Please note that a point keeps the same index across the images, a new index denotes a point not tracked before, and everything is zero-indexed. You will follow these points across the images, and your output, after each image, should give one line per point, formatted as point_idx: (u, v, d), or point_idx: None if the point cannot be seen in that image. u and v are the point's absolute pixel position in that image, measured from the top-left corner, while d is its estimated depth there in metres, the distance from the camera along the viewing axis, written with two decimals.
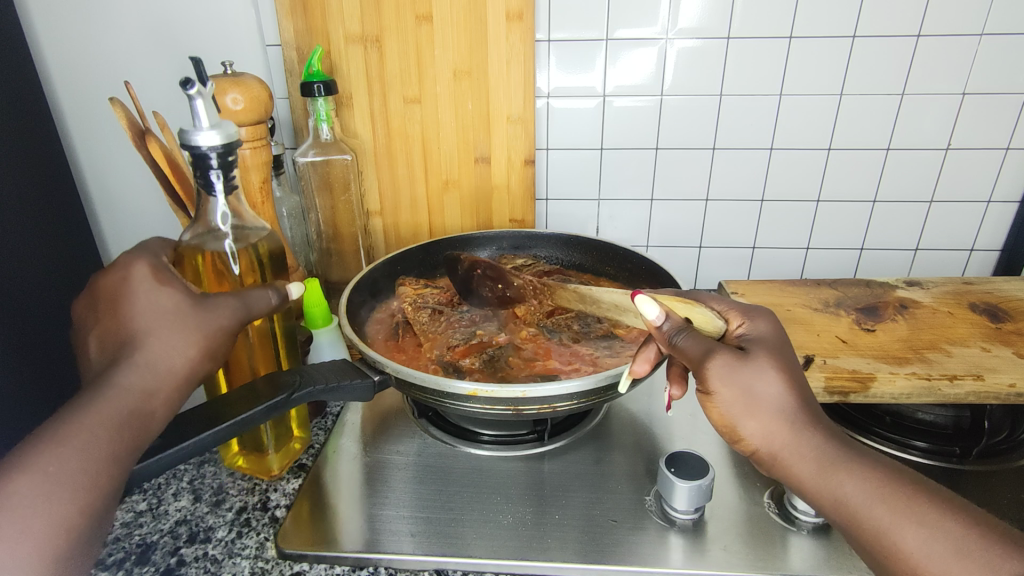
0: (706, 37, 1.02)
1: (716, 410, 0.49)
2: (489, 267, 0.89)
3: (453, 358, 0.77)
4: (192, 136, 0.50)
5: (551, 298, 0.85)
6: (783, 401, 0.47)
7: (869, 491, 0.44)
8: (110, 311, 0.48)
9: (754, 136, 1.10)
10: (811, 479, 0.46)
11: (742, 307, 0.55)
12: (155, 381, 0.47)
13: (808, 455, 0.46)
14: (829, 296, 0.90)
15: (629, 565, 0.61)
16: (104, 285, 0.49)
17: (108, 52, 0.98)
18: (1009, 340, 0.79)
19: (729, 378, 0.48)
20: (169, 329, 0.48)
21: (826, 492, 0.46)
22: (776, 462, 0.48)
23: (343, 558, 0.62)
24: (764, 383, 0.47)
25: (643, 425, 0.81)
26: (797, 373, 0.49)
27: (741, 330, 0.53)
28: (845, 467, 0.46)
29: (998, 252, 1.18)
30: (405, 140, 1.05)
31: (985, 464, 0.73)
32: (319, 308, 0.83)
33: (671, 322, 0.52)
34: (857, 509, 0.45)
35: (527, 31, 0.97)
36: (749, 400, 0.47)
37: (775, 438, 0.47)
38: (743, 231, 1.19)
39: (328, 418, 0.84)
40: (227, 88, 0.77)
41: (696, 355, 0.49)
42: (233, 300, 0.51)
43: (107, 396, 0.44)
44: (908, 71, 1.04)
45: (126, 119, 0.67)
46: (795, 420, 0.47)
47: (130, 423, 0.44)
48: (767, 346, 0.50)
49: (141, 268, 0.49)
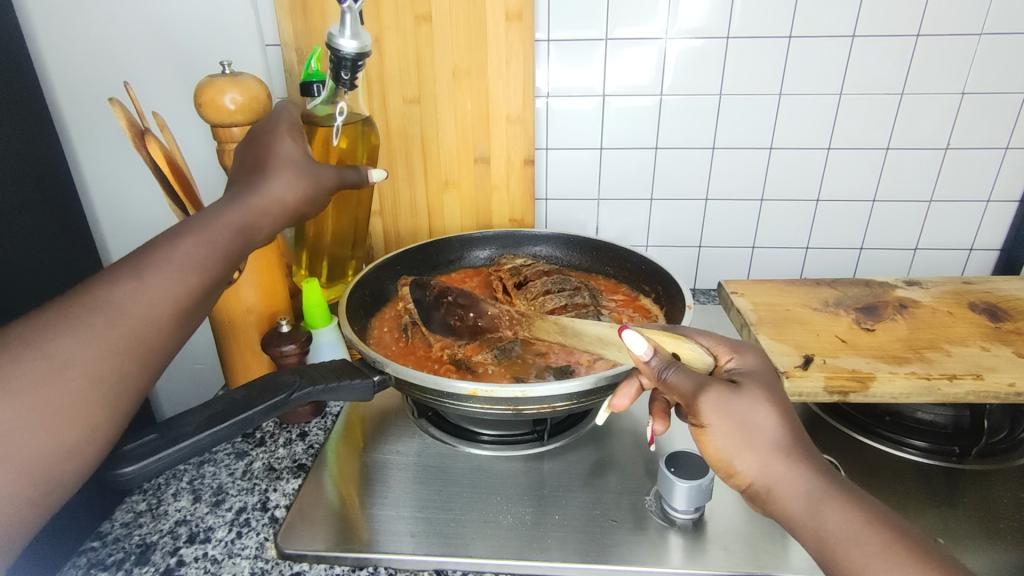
0: (707, 37, 1.02)
1: (710, 445, 0.46)
2: (461, 295, 0.85)
3: (466, 355, 0.78)
4: (337, 39, 0.70)
5: (529, 329, 0.76)
6: (779, 436, 0.45)
7: (854, 527, 0.41)
8: (246, 148, 0.54)
9: (754, 136, 1.10)
10: (798, 510, 0.43)
11: (732, 342, 0.53)
12: (266, 210, 0.49)
13: (800, 489, 0.43)
14: (828, 296, 0.90)
15: (629, 565, 0.61)
16: (256, 131, 0.55)
17: (106, 49, 0.97)
18: (1009, 339, 0.79)
19: (723, 411, 0.45)
20: (284, 169, 0.51)
21: (809, 526, 0.43)
22: (769, 498, 0.44)
23: (342, 558, 0.62)
24: (756, 416, 0.45)
25: (644, 426, 0.81)
26: (791, 408, 0.47)
27: (730, 364, 0.52)
28: (836, 504, 0.42)
29: (998, 252, 1.17)
30: (405, 140, 1.05)
31: (985, 463, 0.74)
32: (320, 308, 0.83)
33: (660, 357, 0.50)
34: (835, 544, 0.41)
35: (527, 31, 0.97)
36: (744, 433, 0.45)
37: (770, 471, 0.44)
38: (743, 231, 1.19)
39: (327, 419, 0.84)
40: (226, 89, 0.75)
41: (688, 390, 0.47)
42: (333, 172, 0.55)
43: (216, 219, 0.46)
44: (908, 70, 1.04)
45: (127, 119, 0.66)
46: (789, 453, 0.44)
47: (240, 237, 0.47)
48: (758, 379, 0.48)
49: (281, 124, 0.56)
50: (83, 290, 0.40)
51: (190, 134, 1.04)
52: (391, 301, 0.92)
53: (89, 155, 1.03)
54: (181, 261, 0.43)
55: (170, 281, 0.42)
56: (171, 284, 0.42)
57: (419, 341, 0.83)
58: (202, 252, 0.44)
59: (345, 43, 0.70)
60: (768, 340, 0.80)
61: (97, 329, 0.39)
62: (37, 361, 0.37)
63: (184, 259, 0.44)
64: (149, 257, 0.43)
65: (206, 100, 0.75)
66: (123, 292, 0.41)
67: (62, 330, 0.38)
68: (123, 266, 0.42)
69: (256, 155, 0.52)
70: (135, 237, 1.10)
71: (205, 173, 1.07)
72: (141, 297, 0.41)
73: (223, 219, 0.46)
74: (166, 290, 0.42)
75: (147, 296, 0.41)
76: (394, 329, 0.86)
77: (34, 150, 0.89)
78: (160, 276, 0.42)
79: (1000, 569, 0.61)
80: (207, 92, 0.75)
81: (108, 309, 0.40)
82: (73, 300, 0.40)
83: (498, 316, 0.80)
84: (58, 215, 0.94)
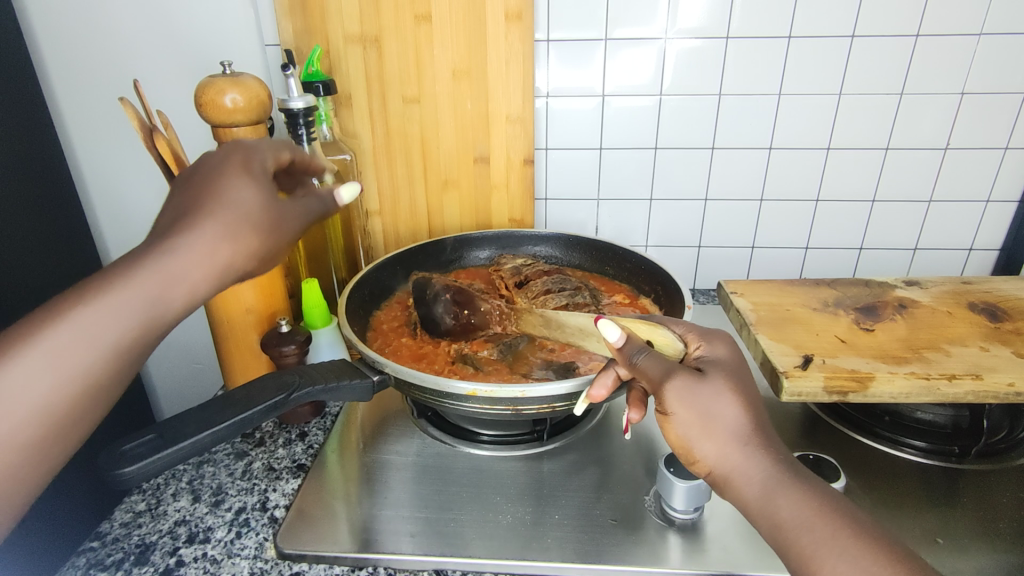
0: (706, 37, 1.02)
1: (673, 432, 0.47)
2: (457, 292, 0.82)
3: (471, 350, 0.79)
4: (289, 102, 0.83)
5: (516, 322, 0.83)
6: (738, 425, 0.45)
7: (806, 516, 0.42)
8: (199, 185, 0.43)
9: (754, 136, 1.10)
10: (753, 499, 0.44)
11: (701, 330, 0.54)
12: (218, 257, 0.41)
13: (755, 477, 0.44)
14: (828, 296, 0.90)
15: (629, 565, 0.61)
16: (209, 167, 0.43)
17: (106, 50, 0.97)
18: (1008, 339, 0.79)
19: (687, 400, 0.46)
20: (222, 218, 0.41)
21: (762, 513, 0.44)
22: (726, 485, 0.45)
23: (342, 558, 0.62)
24: (719, 405, 0.46)
25: (643, 426, 0.81)
26: (757, 398, 0.47)
27: (698, 351, 0.52)
28: (789, 493, 0.43)
29: (997, 252, 1.18)
30: (404, 140, 1.05)
31: (985, 463, 0.74)
32: (319, 308, 0.83)
33: (632, 344, 0.51)
34: (790, 532, 0.42)
35: (527, 30, 0.97)
36: (705, 422, 0.45)
37: (728, 459, 0.45)
38: (743, 231, 1.19)
39: (327, 419, 0.84)
40: (226, 89, 0.75)
41: (655, 375, 0.48)
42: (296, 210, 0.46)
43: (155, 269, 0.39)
44: (908, 69, 1.04)
45: (137, 119, 0.66)
46: (748, 442, 0.45)
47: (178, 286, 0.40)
48: (725, 368, 0.48)
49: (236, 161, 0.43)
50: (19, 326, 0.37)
51: (190, 133, 1.04)
52: (395, 297, 0.93)
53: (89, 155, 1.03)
54: (114, 306, 0.38)
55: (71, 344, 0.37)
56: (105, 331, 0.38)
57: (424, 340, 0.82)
58: (139, 300, 0.39)
59: (297, 102, 0.83)
60: (768, 340, 0.80)
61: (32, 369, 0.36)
62: None
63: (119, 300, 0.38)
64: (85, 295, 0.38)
65: (206, 101, 0.75)
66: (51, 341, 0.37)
67: None
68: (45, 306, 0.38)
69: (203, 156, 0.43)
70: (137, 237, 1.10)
71: None
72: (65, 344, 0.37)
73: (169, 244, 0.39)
74: (86, 342, 0.38)
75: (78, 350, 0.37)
76: (398, 328, 0.86)
77: (34, 150, 0.89)
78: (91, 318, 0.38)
79: (1000, 569, 0.61)
80: (207, 92, 0.75)
81: (43, 348, 0.37)
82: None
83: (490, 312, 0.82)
84: (59, 216, 0.94)
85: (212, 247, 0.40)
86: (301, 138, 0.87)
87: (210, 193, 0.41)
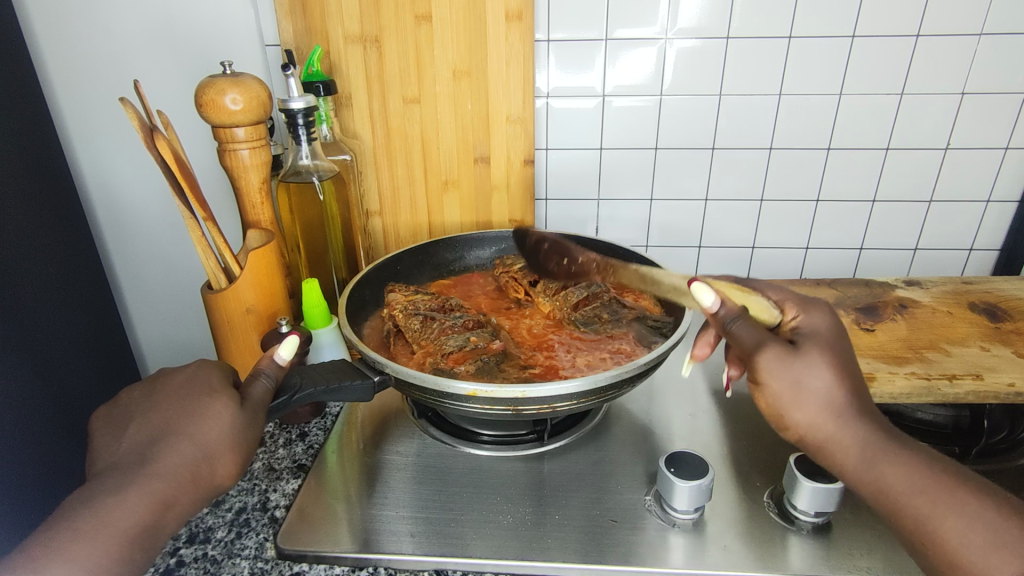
0: (706, 37, 1.02)
1: (764, 400, 0.49)
2: (555, 243, 0.92)
3: (447, 366, 0.75)
4: (288, 101, 0.83)
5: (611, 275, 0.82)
6: (830, 395, 0.47)
7: (912, 482, 0.46)
8: (172, 396, 0.53)
9: (754, 135, 1.10)
10: (851, 464, 0.48)
11: (800, 298, 0.54)
12: (216, 451, 0.50)
13: (852, 447, 0.47)
14: (828, 296, 0.90)
15: (629, 565, 0.61)
16: (173, 381, 0.54)
17: (107, 50, 0.97)
18: (1009, 339, 0.79)
19: (779, 370, 0.47)
20: (217, 420, 0.51)
21: (870, 482, 0.48)
22: (821, 451, 0.49)
23: (342, 558, 0.62)
24: (813, 378, 0.47)
25: (643, 425, 0.81)
26: (852, 368, 0.48)
27: (796, 321, 0.52)
28: (890, 460, 0.47)
29: (997, 252, 1.18)
30: (404, 139, 1.05)
31: (985, 464, 0.73)
32: (319, 309, 0.83)
33: (728, 309, 0.52)
34: (899, 498, 0.47)
35: (527, 31, 0.97)
36: (797, 392, 0.47)
37: (820, 430, 0.48)
38: (743, 231, 1.19)
39: (327, 419, 0.84)
40: (226, 89, 0.75)
41: (748, 344, 0.49)
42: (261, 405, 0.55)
43: (174, 463, 0.48)
44: (909, 68, 1.03)
45: (138, 118, 0.66)
46: (843, 413, 0.47)
47: (193, 470, 0.49)
48: (822, 339, 0.49)
49: (208, 373, 0.55)
50: (85, 498, 0.45)
51: (189, 134, 1.04)
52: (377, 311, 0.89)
53: (90, 154, 1.04)
54: (111, 511, 0.44)
55: (130, 508, 0.45)
56: (113, 539, 0.43)
57: (403, 349, 0.82)
58: (169, 481, 0.47)
59: (297, 102, 0.83)
60: None
61: (98, 523, 0.43)
62: (59, 553, 0.42)
63: (127, 511, 0.45)
64: (125, 477, 0.46)
65: (206, 101, 0.75)
66: (70, 548, 0.42)
67: (73, 530, 0.43)
68: (54, 519, 0.43)
69: (177, 376, 0.55)
70: (137, 237, 1.11)
71: (205, 173, 1.07)
72: (120, 508, 0.45)
73: (164, 464, 0.48)
74: (141, 505, 0.45)
75: (95, 554, 0.42)
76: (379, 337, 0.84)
77: None
78: (107, 523, 0.44)
79: None
80: (207, 92, 0.75)
81: (107, 514, 0.44)
82: (16, 559, 0.41)
83: (468, 318, 0.82)
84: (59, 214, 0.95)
85: (199, 467, 0.49)
86: (301, 137, 0.87)
87: (189, 418, 0.51)
